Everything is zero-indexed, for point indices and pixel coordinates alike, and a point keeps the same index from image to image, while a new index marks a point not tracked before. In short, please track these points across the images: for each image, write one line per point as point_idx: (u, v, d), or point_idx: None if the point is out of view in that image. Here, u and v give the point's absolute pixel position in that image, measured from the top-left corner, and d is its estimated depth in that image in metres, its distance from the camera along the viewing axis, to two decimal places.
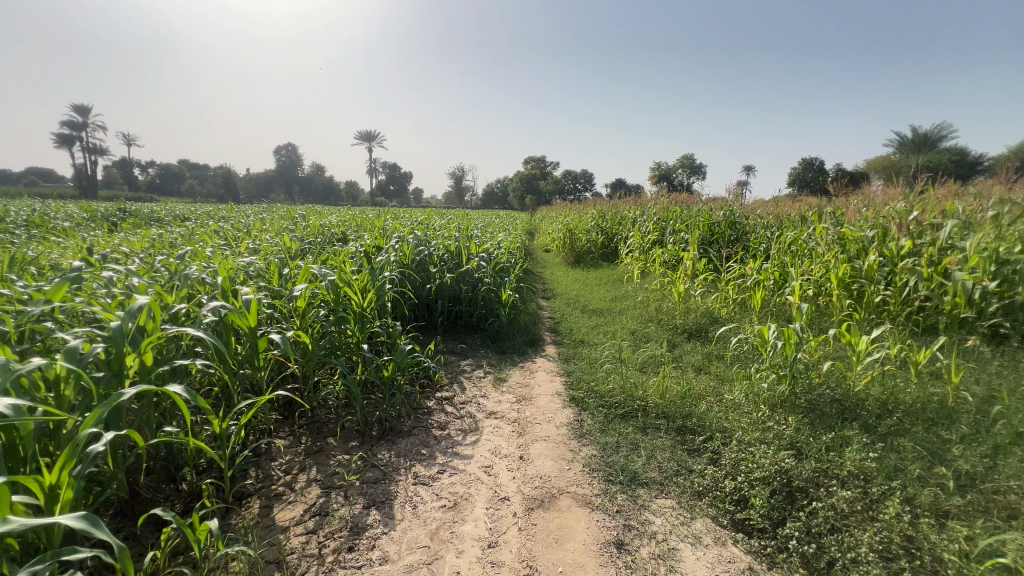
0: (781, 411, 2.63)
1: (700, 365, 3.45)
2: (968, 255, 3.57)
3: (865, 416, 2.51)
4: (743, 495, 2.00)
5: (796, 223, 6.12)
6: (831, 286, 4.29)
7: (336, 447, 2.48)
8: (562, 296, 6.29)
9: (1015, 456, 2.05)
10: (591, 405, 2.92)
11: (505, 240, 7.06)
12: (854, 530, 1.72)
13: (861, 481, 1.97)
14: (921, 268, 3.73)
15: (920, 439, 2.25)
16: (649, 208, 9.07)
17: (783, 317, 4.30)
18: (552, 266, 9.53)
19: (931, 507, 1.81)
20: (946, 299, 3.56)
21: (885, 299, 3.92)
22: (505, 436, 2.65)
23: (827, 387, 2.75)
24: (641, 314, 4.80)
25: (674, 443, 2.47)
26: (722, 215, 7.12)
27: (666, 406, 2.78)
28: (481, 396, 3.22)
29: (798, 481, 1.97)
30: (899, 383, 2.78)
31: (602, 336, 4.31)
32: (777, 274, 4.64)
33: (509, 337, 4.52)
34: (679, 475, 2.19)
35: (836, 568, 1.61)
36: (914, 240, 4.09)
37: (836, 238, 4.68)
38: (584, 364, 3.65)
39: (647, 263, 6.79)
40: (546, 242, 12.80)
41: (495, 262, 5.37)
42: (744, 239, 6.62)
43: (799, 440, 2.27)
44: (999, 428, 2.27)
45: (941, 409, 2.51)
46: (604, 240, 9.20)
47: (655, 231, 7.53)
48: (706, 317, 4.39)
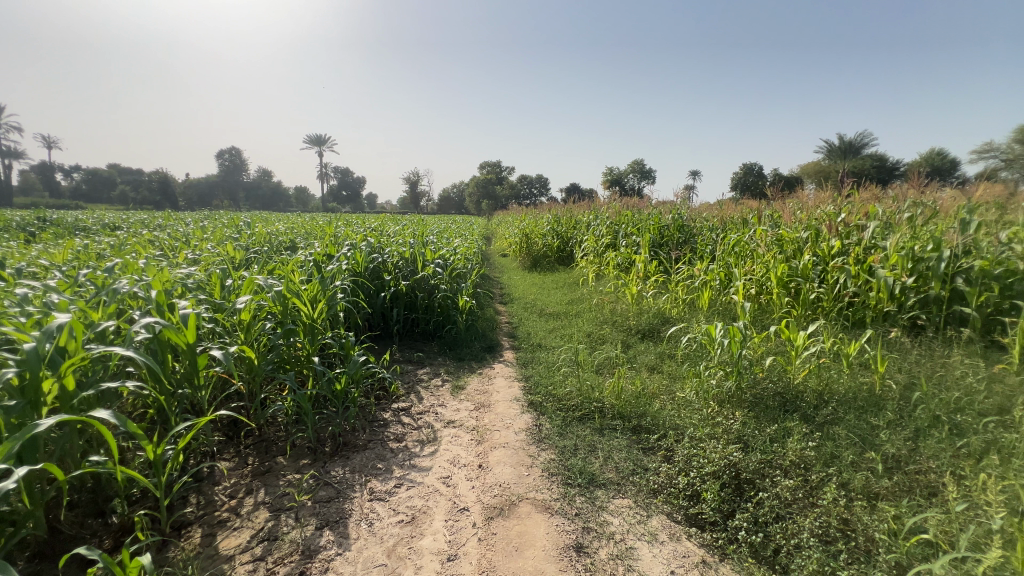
0: (729, 406, 2.75)
1: (653, 364, 3.56)
2: (889, 254, 3.88)
3: (804, 407, 2.67)
4: (695, 490, 2.07)
5: (739, 225, 6.45)
6: (771, 285, 4.55)
7: (286, 466, 2.37)
8: (519, 301, 6.32)
9: (933, 438, 2.24)
10: (549, 409, 2.94)
11: (461, 245, 7.03)
12: (797, 517, 1.81)
13: (802, 469, 2.09)
14: (849, 266, 4.02)
15: (852, 426, 2.41)
16: (603, 212, 9.29)
17: (729, 315, 4.52)
18: (509, 271, 9.56)
19: (863, 490, 1.94)
20: (871, 295, 3.86)
21: (819, 296, 4.20)
22: (464, 445, 2.62)
23: (770, 381, 2.90)
24: (596, 316, 4.90)
25: (630, 443, 2.52)
26: (671, 219, 7.41)
27: (622, 406, 2.84)
28: (439, 406, 3.18)
29: (745, 473, 2.07)
30: (833, 374, 2.97)
31: (559, 339, 4.36)
32: (722, 275, 4.87)
33: (468, 344, 4.49)
34: (635, 474, 2.25)
35: (782, 555, 1.70)
36: (843, 240, 4.40)
37: (774, 239, 4.97)
38: (542, 367, 3.67)
39: (601, 266, 6.95)
40: (502, 246, 12.86)
41: (451, 268, 5.33)
42: (692, 241, 6.91)
43: (745, 434, 2.38)
44: (920, 412, 2.48)
45: (870, 397, 2.71)
46: (560, 244, 9.34)
47: (608, 235, 7.73)
48: (658, 317, 4.54)
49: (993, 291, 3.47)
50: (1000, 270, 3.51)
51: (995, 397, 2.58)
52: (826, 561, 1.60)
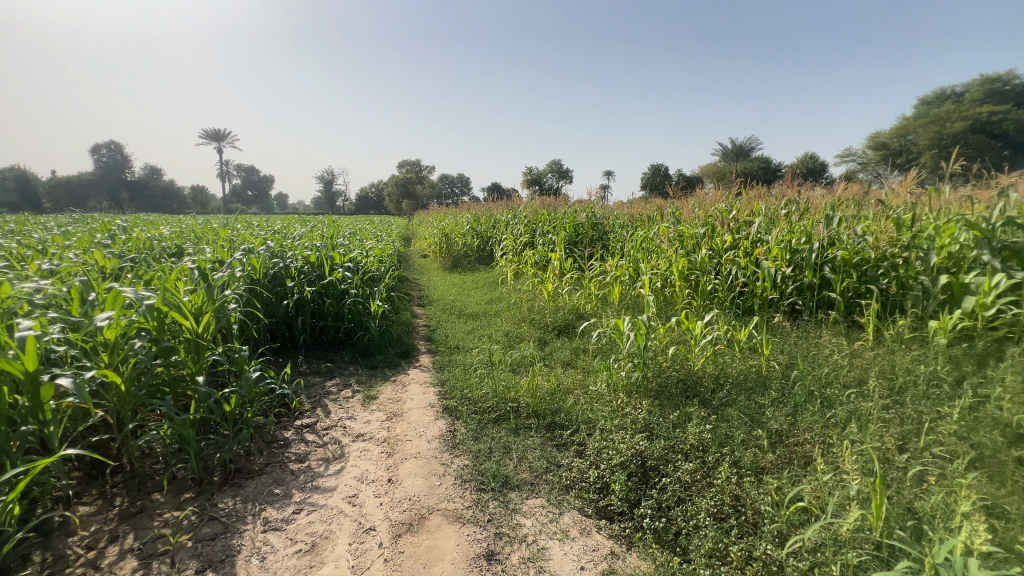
0: (636, 396, 2.87)
1: (567, 360, 3.63)
2: (771, 247, 4.30)
3: (703, 392, 2.85)
4: (605, 481, 2.12)
5: (646, 222, 6.83)
6: (674, 278, 4.86)
7: (163, 503, 2.08)
8: (438, 302, 6.18)
9: (808, 412, 2.50)
10: (465, 413, 2.87)
11: (376, 247, 6.74)
12: (695, 498, 1.92)
13: (700, 452, 2.22)
14: (739, 259, 4.40)
15: (743, 407, 2.62)
16: (521, 211, 9.37)
17: (637, 308, 4.76)
18: (429, 271, 9.36)
19: (751, 466, 2.10)
20: (758, 284, 4.25)
21: (715, 286, 4.55)
22: (373, 459, 2.48)
23: (673, 369, 3.07)
24: (514, 315, 4.91)
25: (544, 441, 2.54)
26: (584, 217, 7.67)
27: (537, 404, 2.85)
28: (348, 419, 2.99)
29: (650, 460, 2.16)
30: (728, 358, 3.21)
31: (478, 340, 4.30)
32: (631, 270, 5.11)
33: (382, 350, 4.29)
34: (548, 472, 2.26)
35: (682, 537, 1.78)
36: (734, 235, 4.81)
37: (676, 235, 5.32)
38: (458, 370, 3.60)
39: (520, 264, 7.01)
40: (422, 247, 12.57)
41: (362, 270, 5.08)
42: (604, 238, 7.20)
43: (651, 422, 2.49)
44: (798, 389, 2.75)
45: (758, 379, 2.96)
46: (479, 243, 9.33)
47: (526, 233, 7.83)
48: (573, 313, 4.65)
49: (852, 279, 3.96)
50: (856, 259, 4.02)
51: (855, 370, 2.94)
52: (720, 539, 1.69)
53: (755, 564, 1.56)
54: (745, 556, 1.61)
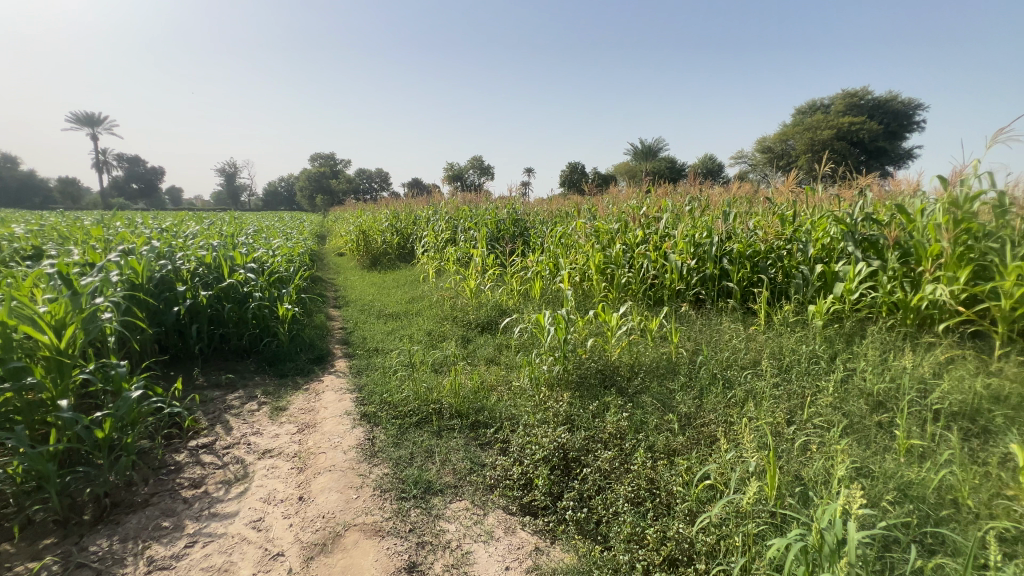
0: (558, 389, 2.92)
1: (491, 356, 3.61)
2: (677, 241, 4.61)
3: (620, 381, 2.98)
4: (528, 477, 2.12)
5: (564, 218, 7.01)
6: (591, 272, 5.04)
7: (14, 555, 1.75)
8: (355, 303, 5.88)
9: (712, 394, 2.70)
10: (384, 419, 2.74)
11: (284, 245, 6.26)
12: (614, 485, 1.98)
13: (618, 439, 2.31)
14: (649, 253, 4.66)
15: (656, 393, 2.77)
16: (442, 207, 9.20)
17: (558, 302, 4.87)
18: (346, 270, 8.89)
19: (664, 449, 2.22)
20: (667, 276, 4.53)
21: (629, 279, 4.78)
22: (282, 476, 2.28)
23: (592, 360, 3.17)
24: (436, 313, 4.80)
25: (467, 441, 2.50)
26: (505, 213, 7.71)
27: (460, 403, 2.79)
28: (253, 435, 2.73)
29: (571, 452, 2.21)
30: (642, 347, 3.38)
31: (398, 340, 4.15)
32: (551, 265, 5.22)
33: (292, 356, 3.99)
34: (472, 472, 2.22)
35: (602, 525, 1.83)
36: (644, 230, 5.09)
37: (592, 230, 5.52)
38: (376, 373, 3.44)
39: (441, 261, 6.87)
40: (338, 245, 11.92)
41: (268, 271, 4.68)
42: (525, 234, 7.28)
43: (572, 414, 2.55)
44: (703, 373, 2.96)
45: (668, 365, 3.14)
46: (399, 241, 9.02)
47: (447, 230, 7.70)
48: (496, 309, 4.64)
49: (746, 269, 4.36)
50: (749, 252, 4.43)
51: (751, 353, 3.23)
52: (637, 523, 1.76)
53: (669, 544, 1.64)
54: (660, 537, 1.69)
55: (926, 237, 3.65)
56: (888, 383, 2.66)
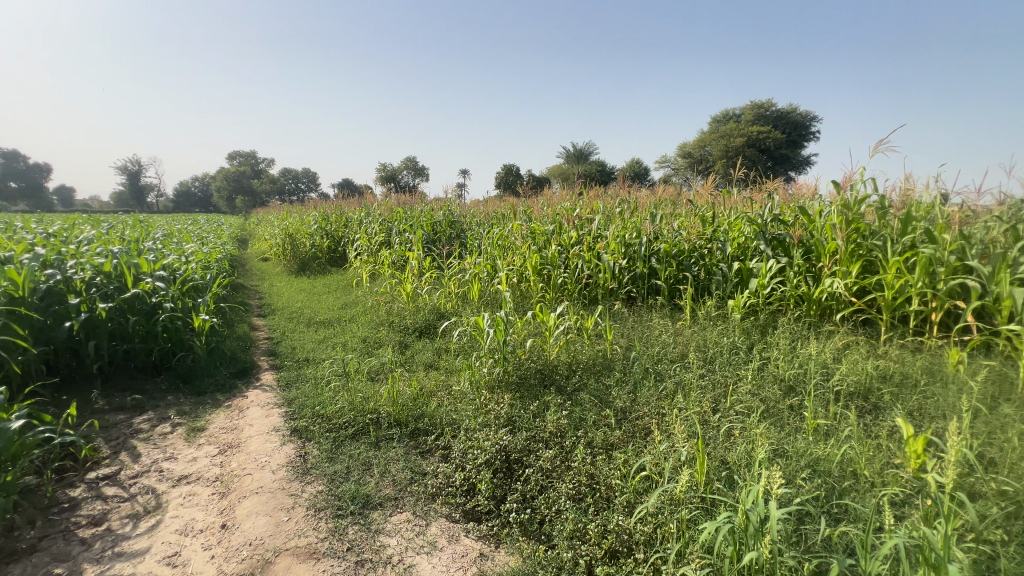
0: (499, 391, 2.92)
1: (430, 361, 3.54)
2: (609, 242, 4.79)
3: (559, 379, 3.03)
4: (471, 483, 2.10)
5: (501, 220, 7.05)
6: (528, 274, 5.10)
7: None
8: (282, 311, 5.53)
9: (645, 388, 2.82)
10: (317, 432, 2.60)
11: (199, 250, 5.77)
12: (556, 484, 2.02)
13: (558, 438, 2.35)
14: (583, 253, 4.80)
15: (593, 390, 2.85)
16: (375, 209, 8.91)
17: (496, 303, 4.88)
18: (271, 275, 8.35)
19: (603, 444, 2.29)
20: (600, 276, 4.69)
21: (565, 279, 4.89)
22: (201, 504, 2.09)
23: (531, 361, 3.20)
24: (371, 319, 4.63)
25: (407, 450, 2.43)
26: (441, 214, 7.62)
27: (398, 412, 2.70)
28: (166, 460, 2.47)
29: (513, 454, 2.22)
30: (579, 345, 3.47)
31: (331, 349, 3.95)
32: (488, 267, 5.23)
33: (211, 371, 3.67)
34: (413, 482, 2.16)
35: (546, 524, 1.85)
36: (579, 231, 5.24)
37: (528, 232, 5.60)
38: (307, 385, 3.25)
39: (376, 265, 6.65)
40: (262, 249, 11.17)
41: (181, 278, 4.28)
42: (462, 236, 7.23)
43: (513, 416, 2.56)
44: (637, 368, 3.09)
45: (604, 362, 3.24)
46: (330, 244, 8.62)
47: (381, 232, 7.47)
48: (434, 313, 4.56)
49: (672, 268, 4.61)
50: (675, 251, 4.69)
51: (678, 347, 3.42)
52: (579, 519, 1.80)
53: (610, 536, 1.69)
54: (601, 530, 1.74)
55: (824, 236, 4.06)
56: (797, 369, 2.93)
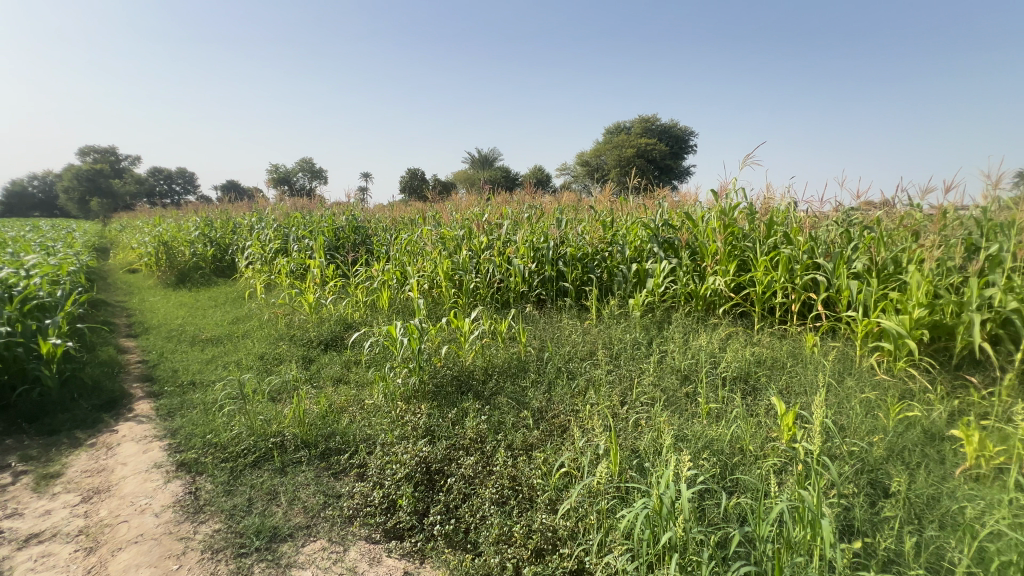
0: (415, 402, 2.84)
1: (338, 375, 3.33)
2: (519, 246, 4.91)
3: (476, 385, 3.03)
4: (391, 500, 2.01)
5: (408, 225, 6.88)
6: (439, 279, 5.03)
7: None
8: (158, 329, 4.86)
9: (560, 387, 2.93)
10: (209, 464, 2.32)
11: (45, 262, 4.87)
12: (479, 490, 2.01)
13: (478, 444, 2.35)
14: (494, 258, 4.87)
15: (511, 393, 2.89)
16: (267, 214, 8.20)
17: (408, 310, 4.74)
18: (141, 288, 7.29)
19: (522, 445, 2.33)
20: (511, 280, 4.77)
21: (477, 284, 4.91)
22: (61, 565, 1.76)
23: (447, 368, 3.16)
24: (268, 333, 4.24)
25: (318, 472, 2.26)
26: (344, 220, 7.24)
27: (306, 432, 2.51)
28: (7, 518, 2.04)
29: (434, 465, 2.17)
30: (495, 349, 3.50)
31: (221, 369, 3.55)
32: (397, 274, 5.08)
33: (67, 406, 3.11)
34: (327, 507, 2.02)
35: (471, 533, 1.83)
36: (489, 236, 5.30)
37: (438, 238, 5.54)
38: (194, 412, 2.89)
39: (271, 275, 6.13)
40: (128, 259, 9.73)
41: (21, 296, 3.58)
42: (368, 242, 6.93)
43: (432, 426, 2.51)
44: (550, 368, 3.19)
45: (519, 364, 3.30)
46: (215, 253, 7.77)
47: (277, 238, 6.90)
48: (341, 324, 4.31)
49: (578, 270, 4.85)
50: (580, 254, 4.94)
51: (587, 345, 3.60)
52: (504, 523, 1.81)
53: (535, 536, 1.73)
54: (526, 531, 1.76)
55: (706, 239, 4.54)
56: (691, 360, 3.24)
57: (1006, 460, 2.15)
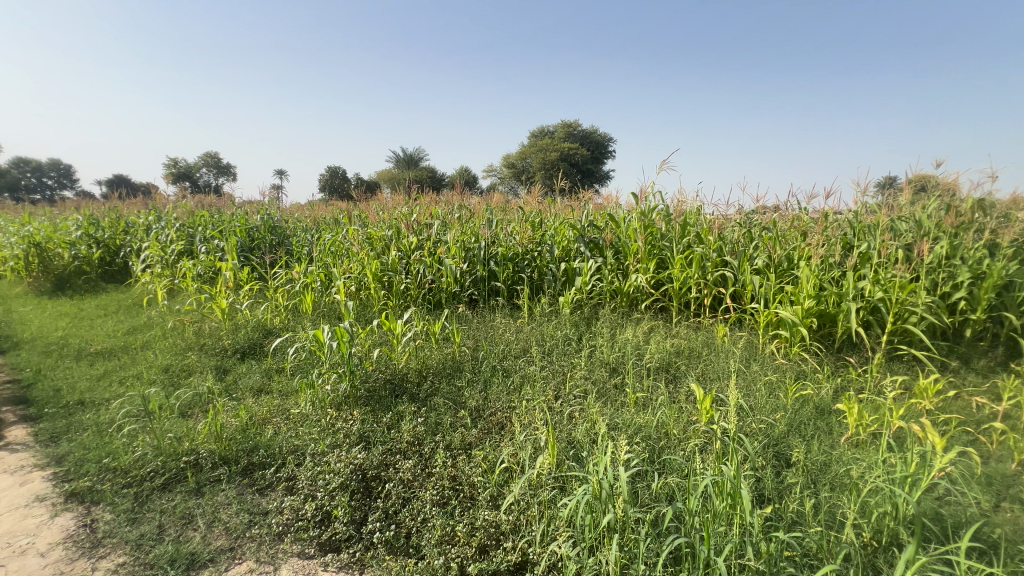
0: (346, 408, 2.72)
1: (258, 386, 3.10)
2: (450, 246, 4.87)
3: (410, 387, 2.96)
4: (325, 511, 1.92)
5: (331, 225, 6.56)
6: (367, 281, 4.86)
7: None
8: (32, 343, 4.21)
9: (495, 385, 2.95)
10: (107, 492, 2.06)
11: None
12: (419, 493, 1.97)
13: (416, 447, 2.30)
14: (425, 259, 4.79)
15: (447, 393, 2.87)
16: (167, 212, 7.42)
17: (334, 314, 4.52)
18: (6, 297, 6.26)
19: (461, 445, 2.32)
20: (443, 280, 4.72)
21: (408, 286, 4.80)
22: None
23: (379, 372, 3.06)
24: (174, 344, 3.83)
25: (240, 490, 2.09)
26: (259, 219, 6.73)
27: (224, 448, 2.31)
28: None
29: (370, 472, 2.10)
30: (428, 350, 3.44)
31: (116, 386, 3.15)
32: (322, 276, 4.83)
33: None
34: (253, 526, 1.88)
35: (412, 537, 1.79)
36: (419, 236, 5.20)
37: (365, 238, 5.34)
38: (84, 434, 2.54)
39: (174, 279, 5.55)
40: None
41: None
42: (287, 242, 6.51)
43: (366, 432, 2.42)
44: (485, 367, 3.21)
45: (454, 364, 3.27)
46: (103, 255, 6.87)
47: (180, 239, 6.26)
48: (259, 330, 4.01)
49: (510, 270, 4.91)
50: (511, 254, 5.00)
51: (521, 343, 3.66)
52: (447, 524, 1.80)
53: (479, 533, 1.73)
54: (469, 529, 1.76)
55: (629, 239, 4.80)
56: (618, 353, 3.41)
57: (879, 427, 2.51)
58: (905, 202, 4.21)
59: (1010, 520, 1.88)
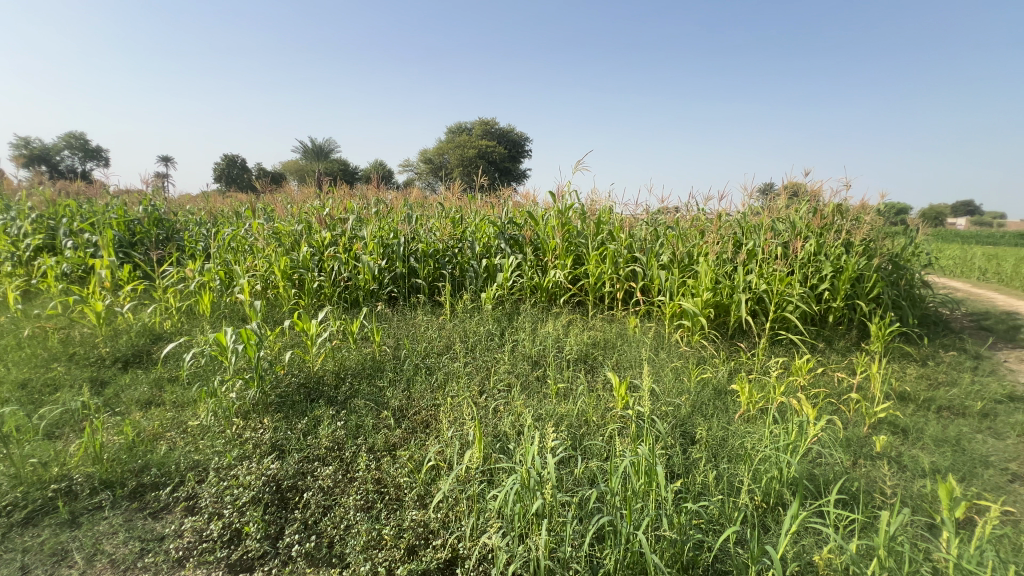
0: (255, 416, 2.51)
1: (147, 398, 2.75)
2: (367, 242, 4.68)
3: (327, 391, 2.80)
4: (234, 529, 1.76)
5: (231, 219, 5.99)
6: (275, 279, 4.52)
7: None
8: None
9: (418, 383, 2.90)
10: None
11: None
12: (342, 500, 1.88)
13: (335, 452, 2.20)
14: (340, 255, 4.57)
15: (367, 395, 2.76)
16: (19, 199, 6.28)
17: (238, 315, 4.14)
18: None
19: (384, 446, 2.25)
20: (360, 278, 4.52)
21: (321, 283, 4.52)
22: None
23: (291, 376, 2.86)
24: (33, 354, 3.26)
25: (129, 516, 1.85)
26: (141, 210, 5.95)
27: (106, 470, 2.03)
28: None
29: (285, 482, 1.97)
30: (346, 351, 3.28)
31: None
32: (221, 275, 4.41)
33: None
34: (146, 554, 1.67)
35: (335, 545, 1.71)
36: (333, 232, 4.91)
37: (271, 232, 4.95)
38: None
39: (31, 280, 4.73)
40: None
41: None
42: (177, 237, 5.82)
43: (279, 440, 2.26)
44: (408, 365, 3.13)
45: (374, 365, 3.15)
46: None
47: (37, 232, 5.34)
48: (147, 335, 3.56)
49: (431, 266, 4.83)
50: (431, 251, 4.92)
51: (444, 340, 3.62)
52: (373, 528, 1.73)
53: (407, 534, 1.70)
54: (396, 531, 1.72)
55: (547, 236, 4.94)
56: (540, 347, 3.51)
57: (765, 403, 2.84)
58: (782, 204, 4.79)
59: (865, 474, 2.23)
